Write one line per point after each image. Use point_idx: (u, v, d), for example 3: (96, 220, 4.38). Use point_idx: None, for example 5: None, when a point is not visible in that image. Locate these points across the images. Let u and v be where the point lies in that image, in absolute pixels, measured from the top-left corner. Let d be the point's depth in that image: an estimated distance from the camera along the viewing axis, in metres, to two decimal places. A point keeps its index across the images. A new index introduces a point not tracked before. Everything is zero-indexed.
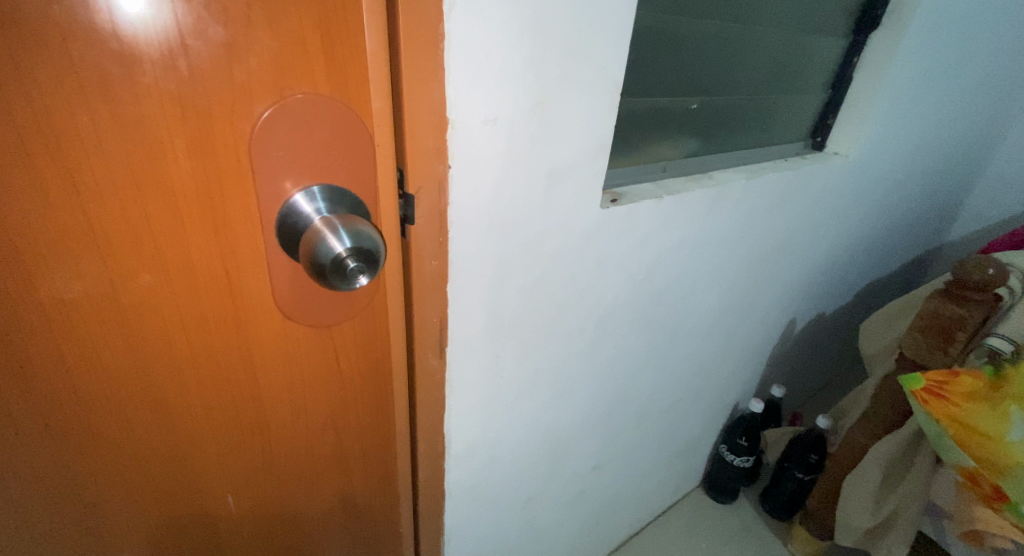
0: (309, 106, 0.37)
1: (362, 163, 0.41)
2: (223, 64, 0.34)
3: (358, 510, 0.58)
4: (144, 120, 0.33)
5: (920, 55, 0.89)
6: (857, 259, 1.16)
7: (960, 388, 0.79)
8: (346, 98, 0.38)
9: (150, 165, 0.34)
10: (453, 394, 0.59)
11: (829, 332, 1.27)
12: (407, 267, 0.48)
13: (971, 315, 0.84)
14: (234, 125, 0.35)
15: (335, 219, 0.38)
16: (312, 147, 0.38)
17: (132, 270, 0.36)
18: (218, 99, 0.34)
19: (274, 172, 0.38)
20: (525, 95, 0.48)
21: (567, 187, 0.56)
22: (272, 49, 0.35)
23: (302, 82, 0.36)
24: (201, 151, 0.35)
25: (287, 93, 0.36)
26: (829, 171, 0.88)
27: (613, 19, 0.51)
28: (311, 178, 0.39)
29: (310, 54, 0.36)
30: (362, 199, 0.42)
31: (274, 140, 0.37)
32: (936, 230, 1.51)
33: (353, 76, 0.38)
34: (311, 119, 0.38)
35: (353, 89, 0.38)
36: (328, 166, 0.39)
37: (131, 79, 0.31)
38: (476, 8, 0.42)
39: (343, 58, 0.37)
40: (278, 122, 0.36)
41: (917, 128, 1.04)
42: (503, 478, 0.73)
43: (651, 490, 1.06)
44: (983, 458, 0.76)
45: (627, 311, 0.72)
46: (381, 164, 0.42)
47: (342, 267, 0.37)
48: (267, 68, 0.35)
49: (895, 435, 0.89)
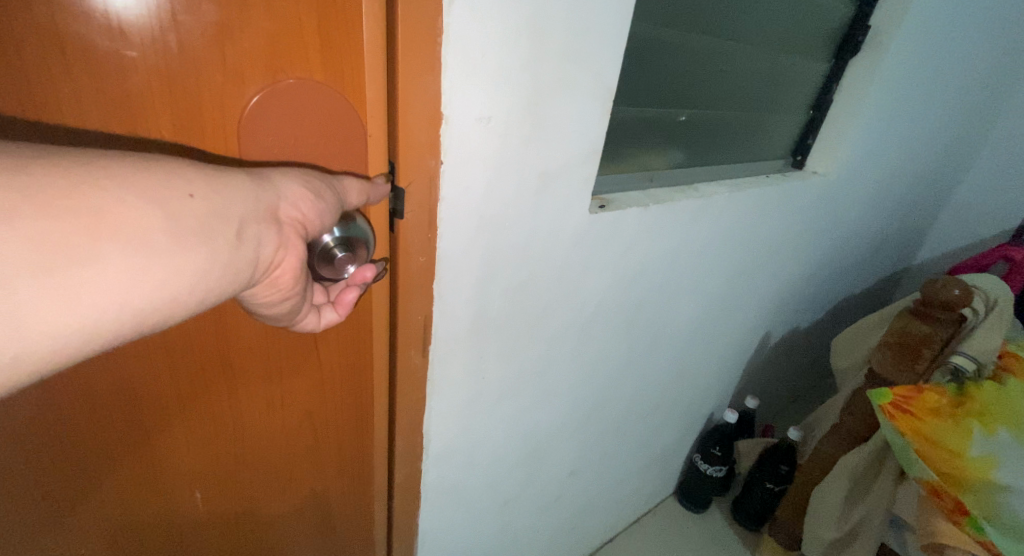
0: (301, 93, 0.37)
1: (352, 152, 0.41)
2: (215, 43, 0.33)
3: (329, 508, 0.57)
4: (128, 99, 0.32)
5: (897, 81, 0.92)
6: (832, 274, 1.19)
7: (923, 402, 0.81)
8: (341, 86, 0.38)
9: (136, 146, 0.33)
10: (434, 393, 0.58)
11: (802, 347, 1.29)
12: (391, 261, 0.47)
13: (936, 333, 0.84)
14: (225, 105, 0.35)
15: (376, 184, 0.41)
16: (305, 133, 0.38)
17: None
18: (210, 80, 0.34)
19: (262, 156, 0.37)
20: (520, 95, 0.48)
21: (557, 189, 0.56)
22: (267, 30, 0.34)
23: (297, 68, 0.36)
24: (185, 130, 0.34)
25: (280, 78, 0.36)
26: (808, 190, 0.90)
27: (610, 26, 0.51)
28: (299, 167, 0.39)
29: (306, 38, 0.35)
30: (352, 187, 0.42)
31: (267, 123, 0.36)
32: (905, 254, 1.55)
33: (348, 64, 0.38)
34: (306, 106, 0.37)
35: (347, 77, 0.38)
36: (317, 155, 0.39)
37: (116, 53, 0.31)
38: (476, 6, 0.41)
39: (339, 45, 0.37)
40: (269, 107, 0.36)
41: (893, 150, 1.07)
42: (479, 481, 0.71)
43: (624, 498, 1.05)
44: (945, 471, 0.77)
45: (610, 314, 0.72)
46: (373, 155, 0.41)
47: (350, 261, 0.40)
48: (261, 50, 0.34)
49: (862, 448, 0.91)
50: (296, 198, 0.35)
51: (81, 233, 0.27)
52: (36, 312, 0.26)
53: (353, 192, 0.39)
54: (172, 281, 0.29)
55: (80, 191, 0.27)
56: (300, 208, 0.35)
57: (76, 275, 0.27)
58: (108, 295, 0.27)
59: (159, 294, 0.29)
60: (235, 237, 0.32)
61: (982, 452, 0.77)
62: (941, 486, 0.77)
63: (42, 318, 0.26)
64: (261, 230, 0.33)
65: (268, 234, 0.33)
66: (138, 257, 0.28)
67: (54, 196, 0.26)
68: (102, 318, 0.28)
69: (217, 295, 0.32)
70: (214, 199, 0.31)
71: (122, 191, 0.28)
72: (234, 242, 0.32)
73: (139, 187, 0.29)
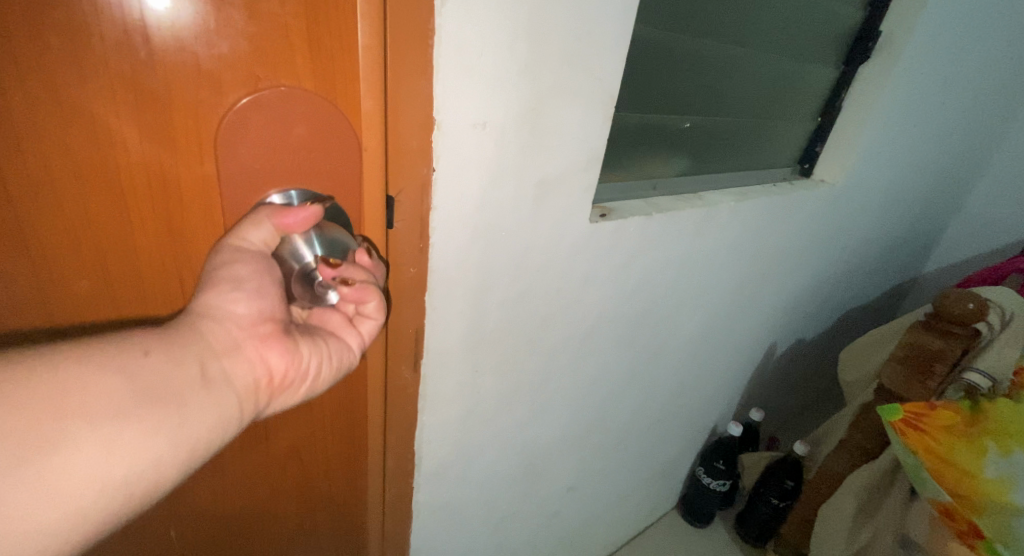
0: (283, 101, 0.35)
1: (340, 163, 0.39)
2: (187, 46, 0.32)
3: (332, 519, 0.56)
4: (87, 102, 0.31)
5: (908, 87, 0.90)
6: (840, 284, 1.16)
7: (935, 420, 0.78)
8: (327, 93, 0.37)
9: (96, 154, 0.32)
10: (426, 407, 0.56)
11: (809, 358, 1.26)
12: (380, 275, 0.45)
13: (949, 349, 0.80)
14: (199, 114, 0.33)
15: (264, 214, 0.36)
16: (285, 143, 0.36)
17: (67, 277, 0.34)
18: (183, 84, 0.32)
19: (239, 167, 0.36)
20: (518, 101, 0.46)
21: (556, 198, 0.54)
22: (246, 32, 0.33)
23: (275, 75, 0.35)
24: (155, 139, 0.33)
25: (262, 84, 0.34)
26: (816, 199, 0.88)
27: (612, 29, 0.49)
28: (279, 178, 0.37)
29: (288, 42, 0.34)
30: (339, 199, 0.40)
31: (245, 132, 0.35)
32: (913, 264, 1.52)
33: (334, 70, 0.36)
34: (285, 115, 0.36)
35: (333, 84, 0.37)
36: (299, 167, 0.38)
37: (77, 55, 0.29)
38: (470, 6, 0.39)
39: (324, 50, 0.35)
40: (250, 115, 0.35)
41: (903, 157, 1.04)
42: (473, 498, 0.69)
43: (626, 513, 1.02)
44: (959, 492, 0.75)
45: (610, 326, 0.70)
46: (360, 165, 0.40)
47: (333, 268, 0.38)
48: (240, 54, 0.33)
49: (871, 465, 0.88)
50: (235, 309, 0.36)
51: (52, 422, 0.28)
52: (29, 503, 0.27)
53: (254, 228, 0.36)
54: (154, 438, 0.31)
55: (43, 382, 0.28)
56: (242, 316, 0.36)
57: (58, 461, 0.28)
58: (98, 470, 0.29)
59: (147, 456, 0.31)
60: (201, 377, 0.34)
61: (998, 472, 0.73)
62: (954, 508, 0.75)
63: (40, 510, 0.28)
64: (225, 362, 0.35)
65: (234, 361, 0.35)
66: (114, 430, 0.30)
67: (17, 395, 0.28)
68: (100, 492, 0.29)
69: (205, 439, 0.34)
70: (167, 350, 0.33)
71: (76, 373, 0.30)
72: (202, 380, 0.34)
73: (91, 365, 0.30)
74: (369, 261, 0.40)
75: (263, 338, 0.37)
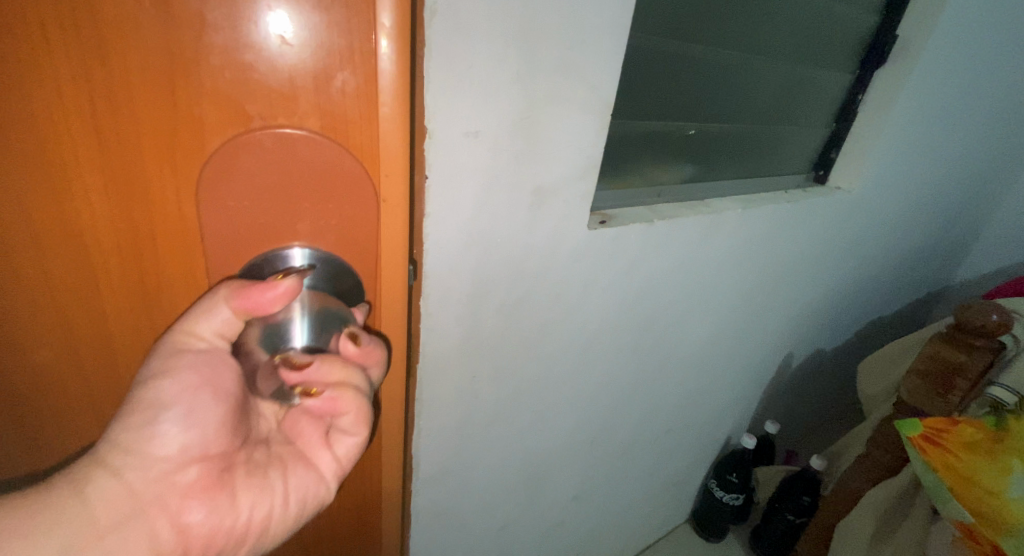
0: (272, 143, 0.35)
1: (336, 203, 0.39)
2: (162, 75, 0.32)
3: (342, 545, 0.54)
4: (54, 135, 0.31)
5: (928, 91, 0.87)
6: (860, 294, 1.13)
7: (958, 436, 0.75)
8: (328, 131, 0.36)
9: (64, 194, 0.33)
10: (424, 412, 0.56)
11: (829, 369, 1.23)
12: (376, 302, 0.44)
13: (972, 362, 0.77)
14: (178, 158, 0.34)
15: (219, 296, 0.38)
16: (275, 183, 0.37)
17: (35, 324, 0.35)
18: (158, 117, 0.32)
19: (222, 202, 0.36)
20: (510, 110, 0.46)
21: (553, 206, 0.54)
22: (231, 63, 0.32)
23: (267, 115, 0.34)
24: (117, 193, 0.34)
25: (252, 124, 0.34)
26: (830, 206, 0.86)
27: (606, 36, 0.49)
28: (267, 221, 0.37)
29: (275, 74, 0.33)
30: (337, 233, 0.40)
31: (231, 174, 0.35)
32: (942, 272, 1.47)
33: (329, 103, 0.35)
34: (274, 155, 0.36)
35: (329, 121, 0.36)
36: (288, 211, 0.38)
37: (37, 78, 0.30)
38: (459, 18, 0.40)
39: (319, 85, 0.35)
40: (237, 156, 0.35)
41: (926, 162, 1.01)
42: (473, 505, 0.69)
43: (635, 525, 1.01)
44: (981, 512, 0.71)
45: (612, 334, 0.69)
46: (359, 203, 0.39)
47: (302, 367, 0.38)
48: (223, 87, 0.33)
49: (889, 482, 0.85)
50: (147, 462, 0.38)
51: None
52: None
53: (198, 325, 0.38)
54: None
55: None
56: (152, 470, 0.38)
57: None
58: None
59: None
60: None
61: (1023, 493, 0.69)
62: (975, 528, 0.71)
63: None
64: (108, 540, 0.36)
65: (121, 535, 0.36)
66: None
67: None
68: None
69: None
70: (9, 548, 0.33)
71: None
72: None
73: None
74: (354, 350, 0.39)
75: (182, 490, 0.39)
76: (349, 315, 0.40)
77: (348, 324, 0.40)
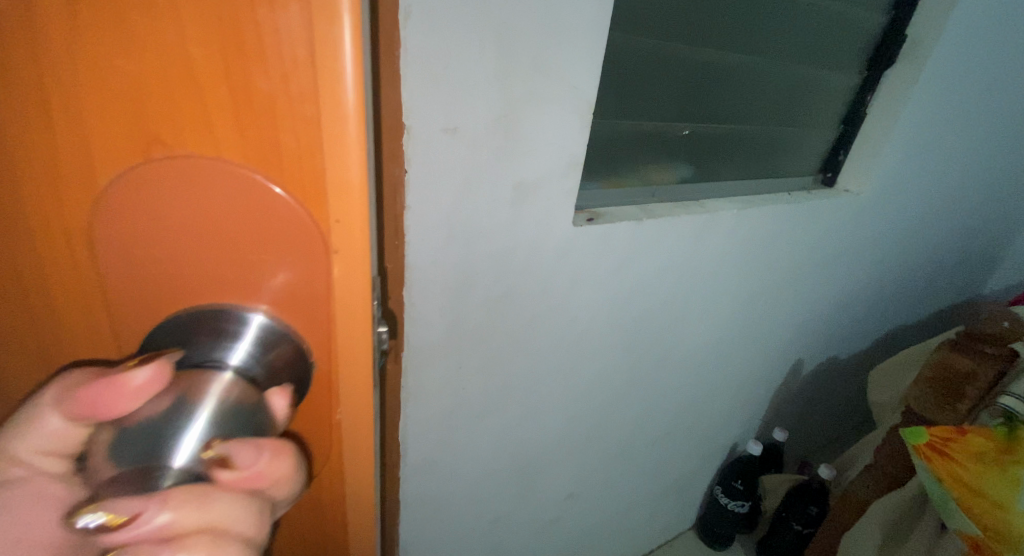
0: (178, 171, 0.29)
1: (270, 250, 0.31)
2: (35, 80, 0.26)
3: None
4: None
5: (942, 93, 0.85)
6: (876, 300, 1.10)
7: (965, 446, 0.71)
8: (255, 162, 0.29)
9: None
10: (411, 400, 0.59)
11: (843, 378, 1.20)
12: (336, 377, 0.35)
13: (981, 369, 0.75)
14: (67, 181, 0.28)
15: (56, 389, 0.30)
16: (191, 220, 0.30)
17: None
18: (38, 128, 0.27)
19: (126, 235, 0.30)
20: (488, 108, 0.48)
21: (535, 202, 0.55)
22: (120, 69, 0.26)
23: (171, 141, 0.28)
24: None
25: (152, 150, 0.28)
26: (836, 209, 0.85)
27: (584, 37, 0.50)
28: (184, 264, 0.31)
29: (176, 82, 0.26)
30: (278, 291, 0.32)
31: (134, 203, 0.29)
32: (971, 281, 1.41)
33: (254, 125, 0.28)
34: (181, 194, 0.29)
35: (255, 148, 0.28)
36: (209, 257, 0.31)
37: None
38: (433, 20, 0.43)
39: (239, 104, 0.27)
40: (137, 184, 0.29)
41: (944, 166, 0.98)
42: (463, 496, 0.70)
43: (635, 528, 1.00)
44: (989, 526, 0.69)
45: (603, 332, 0.70)
46: (300, 251, 0.31)
47: (147, 506, 0.25)
48: (114, 101, 0.27)
49: (897, 492, 0.82)
50: None
51: None
52: None
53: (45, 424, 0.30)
54: None
55: None
56: None
57: None
58: None
59: None
60: None
61: None
62: (983, 542, 0.69)
63: None
64: None
65: None
66: None
67: None
68: None
69: None
70: None
71: None
72: None
73: None
74: (233, 476, 0.27)
75: None
76: (257, 408, 0.31)
77: (229, 437, 0.28)
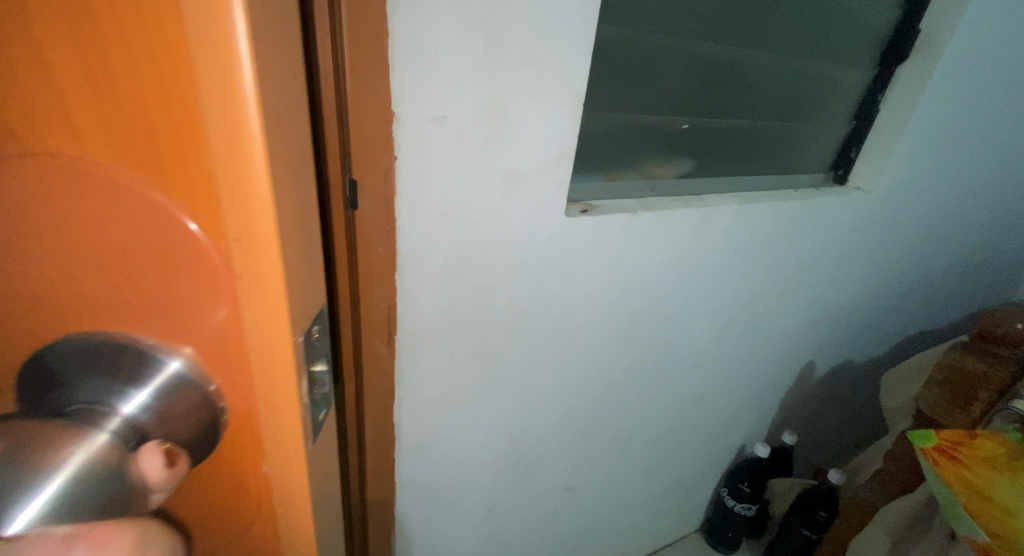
0: (64, 174, 0.29)
1: (170, 261, 0.31)
2: None
3: None
4: None
5: (959, 88, 0.83)
6: (893, 303, 1.07)
7: (975, 451, 0.71)
8: (140, 164, 0.29)
9: None
10: (404, 383, 0.60)
11: (859, 382, 1.17)
12: (256, 394, 0.33)
13: (993, 372, 0.74)
14: None
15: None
16: (88, 223, 0.30)
17: None
18: None
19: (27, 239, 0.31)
20: (476, 97, 0.50)
21: (526, 191, 0.57)
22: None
23: (51, 142, 0.28)
24: None
25: (37, 150, 0.28)
26: (846, 207, 0.83)
27: (572, 27, 0.51)
28: (87, 271, 0.31)
29: (45, 80, 0.27)
30: (182, 302, 0.32)
31: (32, 208, 0.30)
32: (1000, 287, 1.36)
33: (131, 125, 0.28)
34: (84, 208, 0.30)
35: (136, 151, 0.28)
36: (109, 264, 0.31)
37: None
38: (419, 10, 0.44)
39: (111, 101, 0.27)
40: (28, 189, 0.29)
41: (964, 165, 0.95)
42: (457, 483, 0.71)
43: (637, 526, 1.00)
44: (1000, 533, 0.64)
45: (599, 324, 0.70)
46: (199, 260, 0.30)
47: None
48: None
49: (907, 498, 0.80)
50: None
51: None
52: None
53: None
54: None
55: None
56: None
57: None
58: None
59: None
60: None
61: None
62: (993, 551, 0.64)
63: None
64: None
65: None
66: None
67: None
68: None
69: None
70: None
71: None
72: None
73: None
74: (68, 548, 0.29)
75: None
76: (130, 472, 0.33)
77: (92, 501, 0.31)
